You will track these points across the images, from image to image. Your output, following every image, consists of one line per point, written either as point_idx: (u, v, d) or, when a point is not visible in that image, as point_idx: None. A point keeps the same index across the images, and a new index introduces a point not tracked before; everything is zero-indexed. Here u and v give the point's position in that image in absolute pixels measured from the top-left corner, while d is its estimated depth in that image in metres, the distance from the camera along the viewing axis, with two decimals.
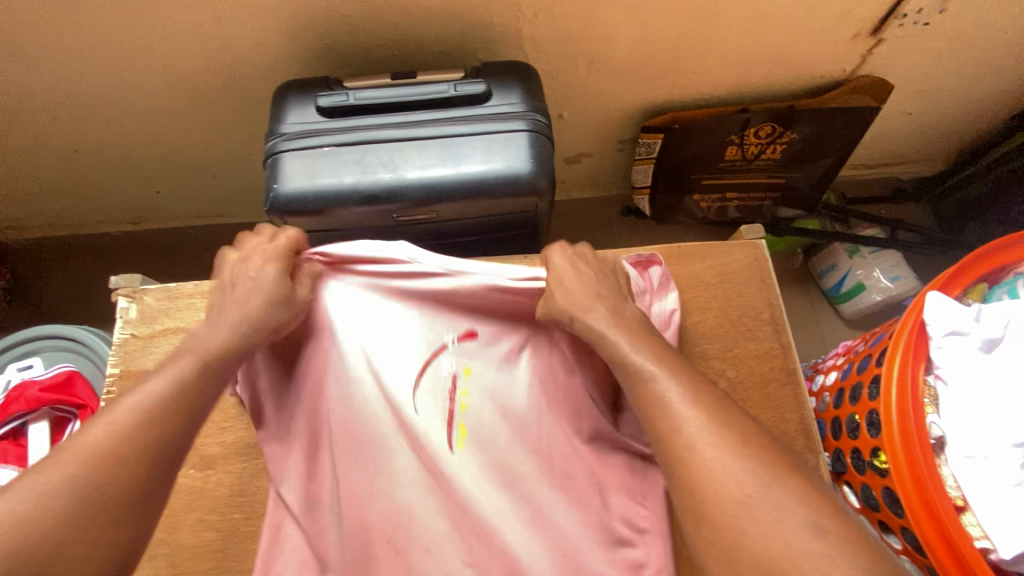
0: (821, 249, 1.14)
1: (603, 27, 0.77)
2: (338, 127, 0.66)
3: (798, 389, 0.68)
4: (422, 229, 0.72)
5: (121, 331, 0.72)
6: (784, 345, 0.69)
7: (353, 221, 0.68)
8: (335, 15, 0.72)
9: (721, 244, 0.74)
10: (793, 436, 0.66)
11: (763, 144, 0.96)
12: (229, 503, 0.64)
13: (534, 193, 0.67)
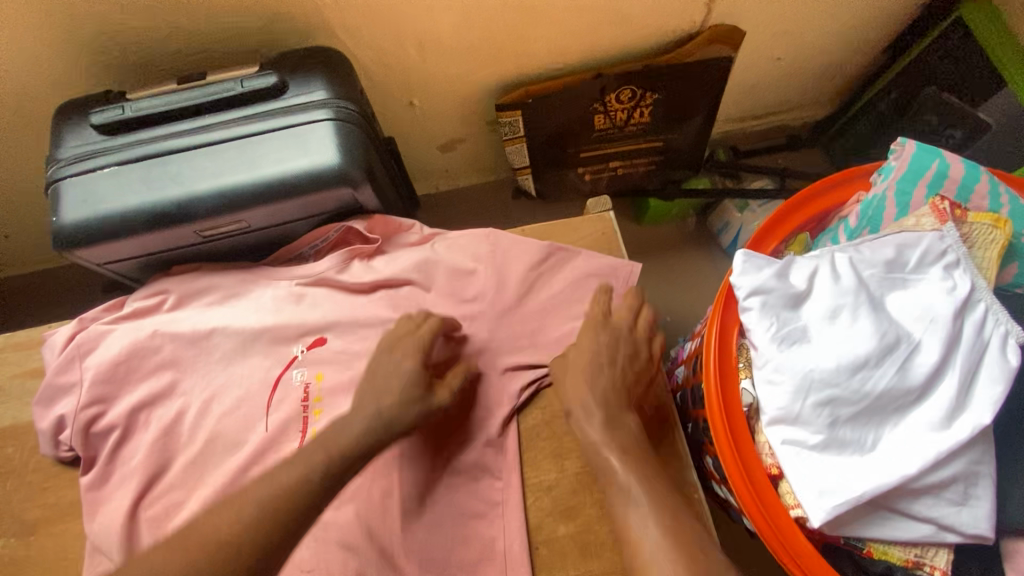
0: (718, 207, 1.11)
1: (418, 7, 0.71)
2: (120, 143, 0.61)
3: (653, 364, 0.66)
4: (244, 241, 0.67)
5: None
6: None
7: (156, 244, 0.63)
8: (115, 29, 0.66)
9: (567, 222, 0.72)
10: (649, 413, 0.63)
11: (628, 109, 0.93)
12: (52, 568, 0.59)
13: (346, 188, 0.62)
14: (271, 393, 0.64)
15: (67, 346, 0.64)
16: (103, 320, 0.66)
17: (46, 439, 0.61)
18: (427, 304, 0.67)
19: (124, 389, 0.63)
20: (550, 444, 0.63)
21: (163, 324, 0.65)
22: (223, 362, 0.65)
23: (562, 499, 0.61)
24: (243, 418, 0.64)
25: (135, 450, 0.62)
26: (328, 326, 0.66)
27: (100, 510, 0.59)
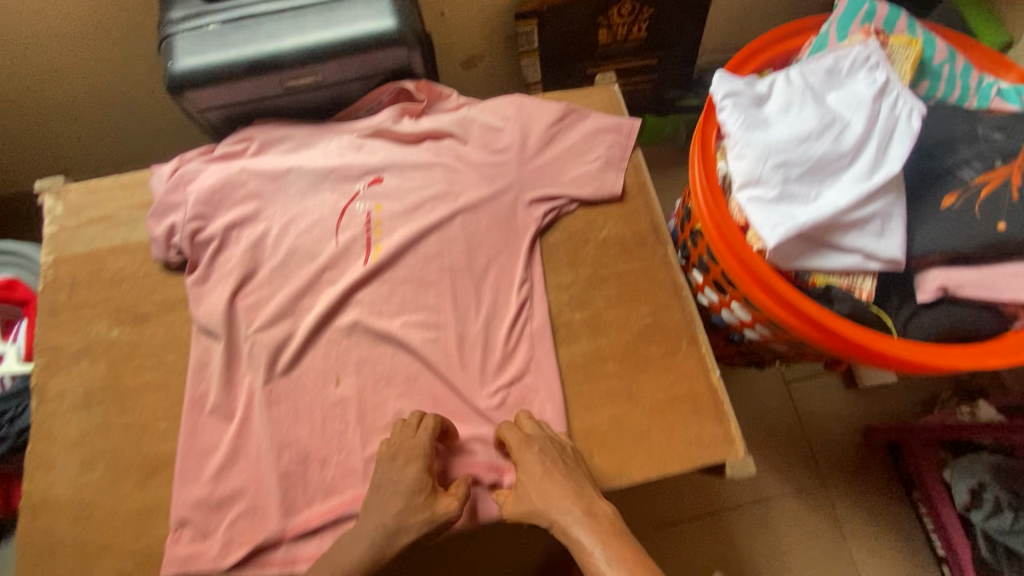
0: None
1: None
2: (221, 9, 0.75)
3: (649, 197, 0.80)
4: (315, 99, 0.82)
5: (49, 226, 0.79)
6: (635, 163, 0.82)
7: (248, 92, 0.77)
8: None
9: (579, 92, 0.86)
10: (646, 232, 0.78)
11: (628, 23, 1.08)
12: (163, 347, 0.72)
13: (402, 47, 0.77)
14: (340, 218, 0.79)
15: (171, 175, 0.78)
16: (198, 159, 0.79)
17: (159, 244, 0.75)
18: (464, 152, 0.81)
19: (218, 211, 0.77)
20: (567, 255, 0.77)
21: (247, 162, 0.79)
22: (298, 193, 0.79)
23: (578, 294, 0.75)
24: (316, 236, 0.78)
25: (230, 257, 0.75)
26: (384, 168, 0.80)
27: (205, 300, 0.73)
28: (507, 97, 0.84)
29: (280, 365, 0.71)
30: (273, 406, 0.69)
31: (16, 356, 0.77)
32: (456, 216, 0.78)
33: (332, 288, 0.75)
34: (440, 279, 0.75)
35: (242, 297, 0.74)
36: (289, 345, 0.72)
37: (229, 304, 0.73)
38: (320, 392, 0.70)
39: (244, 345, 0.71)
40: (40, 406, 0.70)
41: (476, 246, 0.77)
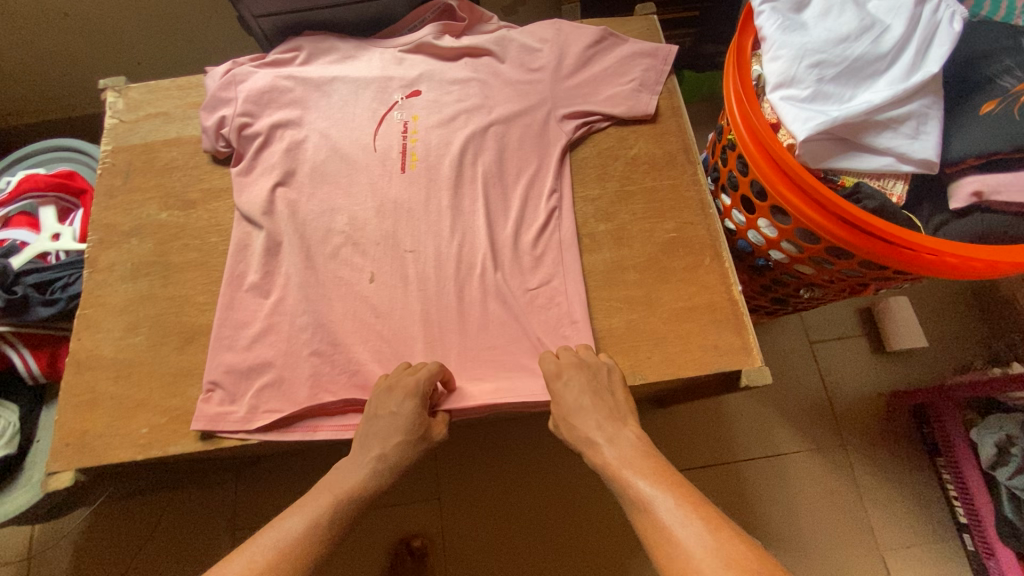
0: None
1: None
2: None
3: (681, 121, 0.81)
4: (363, 14, 0.85)
5: (110, 119, 0.84)
6: (669, 89, 0.83)
7: (300, 1, 0.80)
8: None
9: (618, 20, 0.88)
10: (676, 153, 0.79)
11: None
12: (208, 231, 0.77)
13: None
14: (378, 126, 0.81)
15: (222, 77, 0.82)
16: (247, 64, 0.83)
17: (209, 139, 0.80)
18: (499, 71, 0.83)
19: (265, 112, 0.81)
20: (595, 169, 0.78)
21: (295, 70, 0.83)
22: (341, 102, 0.82)
23: (604, 205, 0.76)
24: (356, 141, 0.80)
25: (273, 155, 0.79)
26: (421, 83, 0.83)
27: (247, 189, 0.77)
28: (546, 21, 0.85)
29: (315, 255, 0.75)
30: (305, 290, 0.73)
31: (72, 236, 0.82)
32: (491, 127, 0.79)
33: (369, 189, 0.78)
34: (469, 187, 0.78)
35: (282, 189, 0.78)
36: (323, 239, 0.75)
37: (269, 194, 0.77)
38: (351, 281, 0.73)
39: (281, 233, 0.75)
40: (92, 276, 0.75)
41: (506, 158, 0.79)
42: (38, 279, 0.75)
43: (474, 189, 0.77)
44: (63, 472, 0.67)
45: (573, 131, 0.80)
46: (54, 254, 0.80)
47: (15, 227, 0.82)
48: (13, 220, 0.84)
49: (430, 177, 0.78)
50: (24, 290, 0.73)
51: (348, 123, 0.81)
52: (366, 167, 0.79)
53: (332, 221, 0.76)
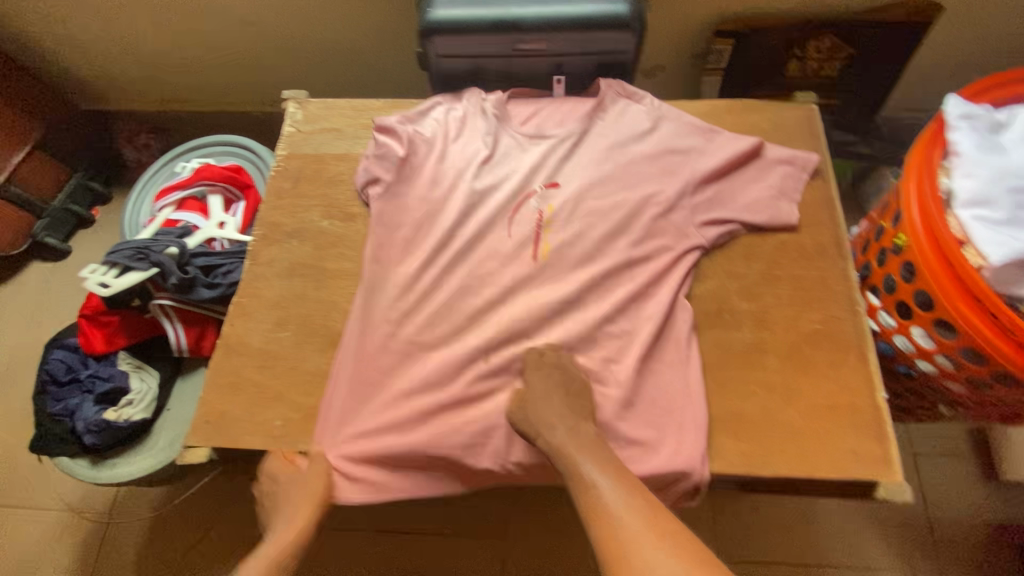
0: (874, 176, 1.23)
1: None
2: None
3: (835, 213, 0.80)
4: (534, 66, 0.91)
5: (288, 128, 0.92)
6: (824, 180, 0.83)
7: (484, 47, 0.87)
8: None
9: (778, 104, 0.89)
10: (827, 244, 0.78)
11: (823, 60, 1.11)
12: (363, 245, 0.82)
13: (627, 33, 0.85)
14: (516, 208, 0.81)
15: (382, 125, 0.86)
16: (401, 113, 0.88)
17: (359, 181, 0.85)
18: (643, 168, 0.84)
19: (412, 163, 0.84)
20: (743, 248, 0.79)
21: (444, 125, 0.87)
22: (486, 176, 0.84)
23: (749, 285, 0.76)
24: (493, 199, 0.82)
25: (410, 202, 0.81)
26: (563, 174, 0.84)
27: (375, 228, 0.81)
28: (701, 123, 0.88)
29: (427, 302, 0.74)
30: (428, 356, 0.72)
31: (235, 227, 0.89)
32: (629, 223, 0.80)
33: (495, 245, 0.79)
34: (611, 277, 0.76)
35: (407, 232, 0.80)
36: (435, 289, 0.75)
37: (396, 235, 0.79)
38: (464, 336, 0.72)
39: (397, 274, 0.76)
40: (251, 268, 0.81)
41: (642, 258, 0.77)
42: (206, 262, 0.81)
43: (604, 285, 0.75)
44: (199, 449, 0.71)
45: (706, 224, 0.80)
46: (219, 241, 0.87)
47: (189, 210, 0.90)
48: (186, 204, 0.91)
49: (563, 245, 0.79)
50: (194, 271, 0.79)
51: (491, 181, 0.83)
52: (495, 226, 0.80)
53: (451, 270, 0.77)
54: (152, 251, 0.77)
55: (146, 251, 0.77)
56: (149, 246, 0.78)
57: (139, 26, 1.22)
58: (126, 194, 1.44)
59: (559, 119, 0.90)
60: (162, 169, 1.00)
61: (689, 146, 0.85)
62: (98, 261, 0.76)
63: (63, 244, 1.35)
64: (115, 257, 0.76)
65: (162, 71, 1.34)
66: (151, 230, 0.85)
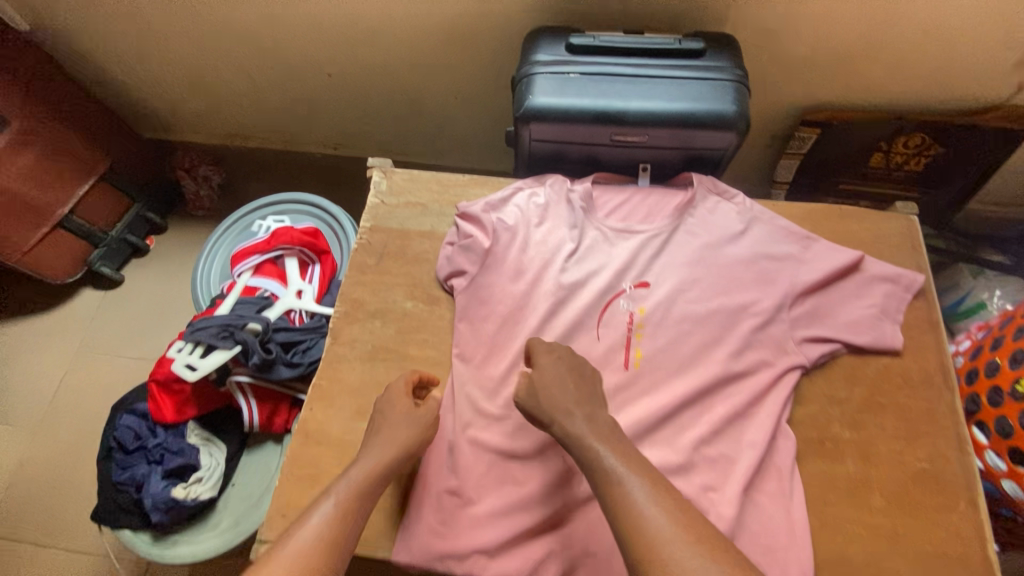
0: (953, 271, 1.16)
1: (794, 24, 0.93)
2: (585, 61, 0.85)
3: (940, 338, 0.77)
4: (627, 156, 0.90)
5: (373, 198, 0.91)
6: (928, 300, 0.80)
7: (581, 136, 0.85)
8: (580, 3, 0.93)
9: (878, 213, 0.87)
10: (933, 372, 0.75)
11: (909, 154, 1.09)
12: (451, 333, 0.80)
13: (731, 132, 0.83)
14: (603, 310, 0.80)
15: (466, 212, 0.85)
16: (486, 200, 0.86)
17: (440, 271, 0.83)
18: (738, 273, 0.81)
19: (496, 254, 0.82)
20: (845, 369, 0.76)
21: (530, 213, 0.86)
22: (573, 273, 0.82)
23: (852, 413, 0.73)
24: (584, 298, 0.80)
25: (495, 295, 0.80)
26: (653, 272, 0.82)
27: (461, 322, 0.79)
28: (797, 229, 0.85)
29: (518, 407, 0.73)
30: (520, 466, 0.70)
31: (312, 296, 0.87)
32: (724, 335, 0.77)
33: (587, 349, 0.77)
34: (707, 394, 0.74)
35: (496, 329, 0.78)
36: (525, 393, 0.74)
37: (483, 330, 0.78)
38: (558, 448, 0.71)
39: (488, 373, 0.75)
40: (334, 348, 0.79)
41: (738, 374, 0.75)
42: (286, 338, 0.79)
43: (700, 400, 0.73)
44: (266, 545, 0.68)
45: (807, 341, 0.77)
46: (297, 311, 0.86)
47: (267, 277, 0.88)
48: (263, 267, 0.90)
49: (656, 353, 0.77)
50: (276, 348, 0.77)
51: (580, 277, 0.82)
52: (585, 329, 0.79)
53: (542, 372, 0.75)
54: (238, 329, 0.75)
55: (233, 329, 0.75)
56: (235, 323, 0.76)
57: (216, 67, 1.22)
58: (183, 225, 1.44)
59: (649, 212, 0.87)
60: (237, 226, 1.00)
61: (786, 253, 0.82)
62: (183, 338, 0.75)
63: (116, 273, 1.35)
64: (201, 330, 0.74)
65: (231, 108, 1.34)
66: (232, 298, 0.83)
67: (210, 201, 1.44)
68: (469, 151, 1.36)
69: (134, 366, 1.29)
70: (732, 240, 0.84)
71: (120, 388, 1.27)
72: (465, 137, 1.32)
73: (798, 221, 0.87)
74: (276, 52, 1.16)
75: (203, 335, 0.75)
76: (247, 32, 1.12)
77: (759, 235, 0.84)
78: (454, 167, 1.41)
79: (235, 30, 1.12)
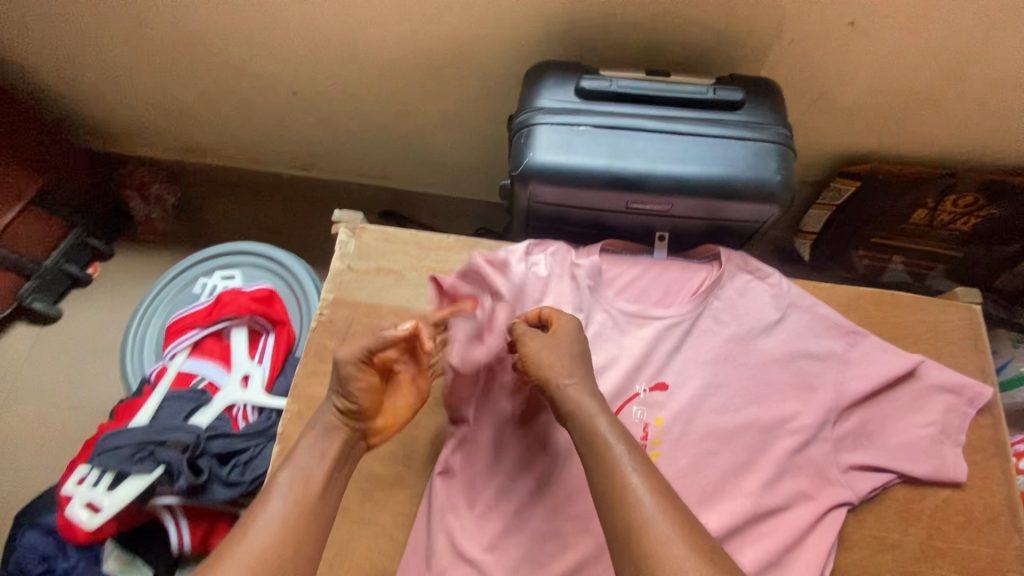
0: (994, 340, 1.05)
1: (845, 67, 0.78)
2: (598, 111, 0.70)
3: (1008, 465, 0.66)
4: (645, 222, 0.75)
5: (338, 261, 0.76)
6: (996, 417, 0.67)
7: (590, 201, 0.71)
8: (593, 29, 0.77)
9: (936, 301, 0.74)
10: (999, 510, 0.64)
11: (958, 213, 0.96)
12: (431, 444, 0.67)
13: (772, 205, 0.69)
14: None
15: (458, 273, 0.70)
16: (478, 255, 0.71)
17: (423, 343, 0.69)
18: (772, 378, 0.68)
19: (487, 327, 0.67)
20: (898, 505, 0.64)
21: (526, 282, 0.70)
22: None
23: (904, 562, 0.62)
24: None
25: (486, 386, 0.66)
26: (671, 372, 0.69)
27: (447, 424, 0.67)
28: (844, 318, 0.71)
29: (514, 544, 0.61)
30: None
31: (260, 384, 0.72)
32: (755, 459, 0.65)
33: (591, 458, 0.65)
34: (733, 535, 0.62)
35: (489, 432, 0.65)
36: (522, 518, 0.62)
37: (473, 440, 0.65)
38: None
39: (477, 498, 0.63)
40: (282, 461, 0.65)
41: (771, 512, 0.63)
42: (223, 448, 0.65)
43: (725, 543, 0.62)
44: None
45: (853, 470, 0.65)
46: (242, 404, 0.71)
47: (208, 360, 0.74)
48: (203, 344, 0.75)
49: (677, 480, 0.64)
50: (208, 463, 0.64)
51: None
52: None
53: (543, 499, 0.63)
54: (159, 447, 0.63)
55: (152, 448, 0.62)
56: (155, 440, 0.63)
57: (164, 78, 1.04)
58: (132, 251, 1.27)
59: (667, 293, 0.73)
60: (176, 283, 0.85)
61: (830, 350, 0.69)
62: (89, 466, 0.62)
63: (52, 307, 1.19)
64: (108, 453, 0.62)
65: (183, 122, 1.16)
66: (160, 393, 0.69)
67: (163, 225, 1.27)
68: (457, 179, 1.20)
69: (71, 418, 1.13)
70: (768, 332, 0.70)
71: (53, 443, 1.11)
72: (453, 165, 1.16)
73: (842, 309, 0.73)
74: (233, 65, 0.99)
75: (116, 459, 0.62)
76: (196, 41, 0.95)
77: (798, 326, 0.70)
78: (440, 195, 1.26)
79: (182, 38, 0.94)
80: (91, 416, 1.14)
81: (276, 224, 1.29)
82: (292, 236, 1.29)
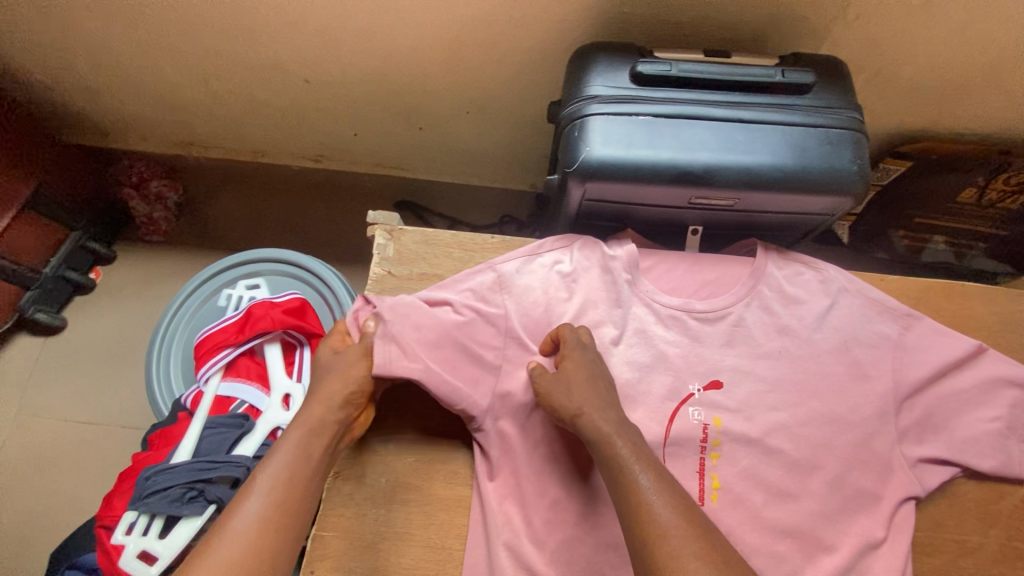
0: None
1: (911, 42, 0.73)
2: (658, 99, 0.64)
3: None
4: (702, 218, 0.71)
5: (377, 268, 0.71)
6: None
7: (651, 197, 0.66)
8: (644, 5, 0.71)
9: (1006, 292, 0.72)
10: None
11: (1008, 192, 0.92)
12: None
13: (845, 197, 0.64)
14: (668, 424, 0.63)
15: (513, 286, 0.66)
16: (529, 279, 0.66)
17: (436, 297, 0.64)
18: (829, 371, 0.65)
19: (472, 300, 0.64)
20: (978, 507, 0.64)
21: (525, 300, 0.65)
22: (620, 372, 0.64)
23: (986, 565, 0.62)
24: (659, 418, 0.63)
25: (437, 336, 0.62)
26: (726, 370, 0.65)
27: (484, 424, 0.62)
28: (893, 301, 0.68)
29: (583, 556, 0.59)
30: None
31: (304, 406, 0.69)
32: (820, 457, 0.62)
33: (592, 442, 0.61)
34: (814, 546, 0.60)
35: (535, 438, 0.62)
36: (593, 539, 0.59)
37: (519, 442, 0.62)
38: None
39: (535, 509, 0.60)
40: (340, 487, 0.62)
41: (849, 518, 0.61)
42: None
43: (805, 554, 0.60)
44: None
45: (920, 463, 0.63)
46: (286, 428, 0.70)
47: (244, 382, 0.70)
48: (237, 363, 0.71)
49: (752, 491, 0.62)
50: None
51: (640, 380, 0.64)
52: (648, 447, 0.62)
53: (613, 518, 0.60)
54: (207, 485, 0.62)
55: (200, 488, 0.62)
56: (202, 478, 0.61)
57: (161, 67, 0.95)
58: (134, 253, 1.20)
59: (714, 282, 0.68)
60: (198, 296, 0.82)
61: (886, 340, 0.66)
62: (133, 511, 0.61)
63: (56, 317, 1.12)
64: (153, 494, 0.61)
65: (182, 113, 1.07)
66: (198, 421, 0.67)
67: (166, 224, 1.19)
68: (477, 168, 1.14)
69: (88, 433, 1.08)
70: (836, 330, 0.66)
71: (72, 460, 1.07)
72: (474, 154, 1.10)
73: (911, 303, 0.71)
74: (239, 52, 0.90)
75: (164, 499, 0.61)
76: (198, 28, 0.86)
77: (861, 315, 0.67)
78: (459, 183, 1.20)
79: (183, 24, 0.86)
80: (107, 431, 1.09)
81: (286, 220, 1.23)
82: (302, 233, 1.23)
